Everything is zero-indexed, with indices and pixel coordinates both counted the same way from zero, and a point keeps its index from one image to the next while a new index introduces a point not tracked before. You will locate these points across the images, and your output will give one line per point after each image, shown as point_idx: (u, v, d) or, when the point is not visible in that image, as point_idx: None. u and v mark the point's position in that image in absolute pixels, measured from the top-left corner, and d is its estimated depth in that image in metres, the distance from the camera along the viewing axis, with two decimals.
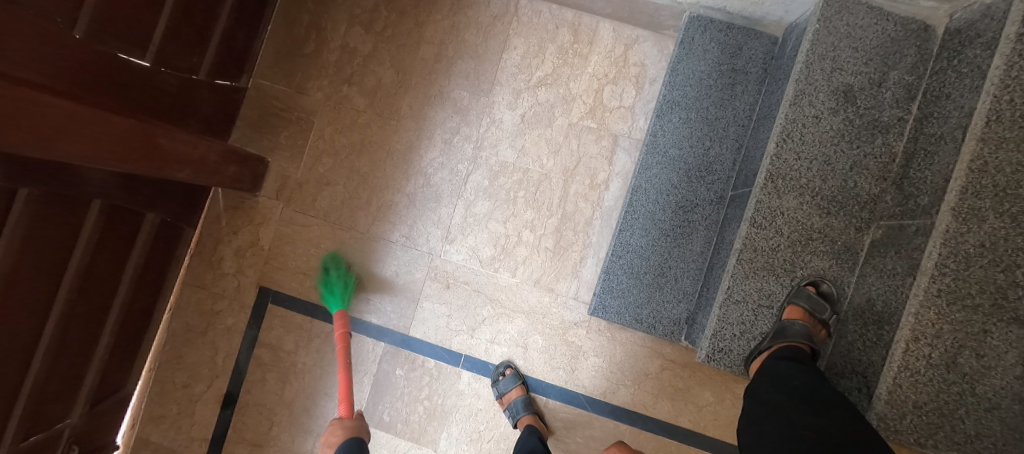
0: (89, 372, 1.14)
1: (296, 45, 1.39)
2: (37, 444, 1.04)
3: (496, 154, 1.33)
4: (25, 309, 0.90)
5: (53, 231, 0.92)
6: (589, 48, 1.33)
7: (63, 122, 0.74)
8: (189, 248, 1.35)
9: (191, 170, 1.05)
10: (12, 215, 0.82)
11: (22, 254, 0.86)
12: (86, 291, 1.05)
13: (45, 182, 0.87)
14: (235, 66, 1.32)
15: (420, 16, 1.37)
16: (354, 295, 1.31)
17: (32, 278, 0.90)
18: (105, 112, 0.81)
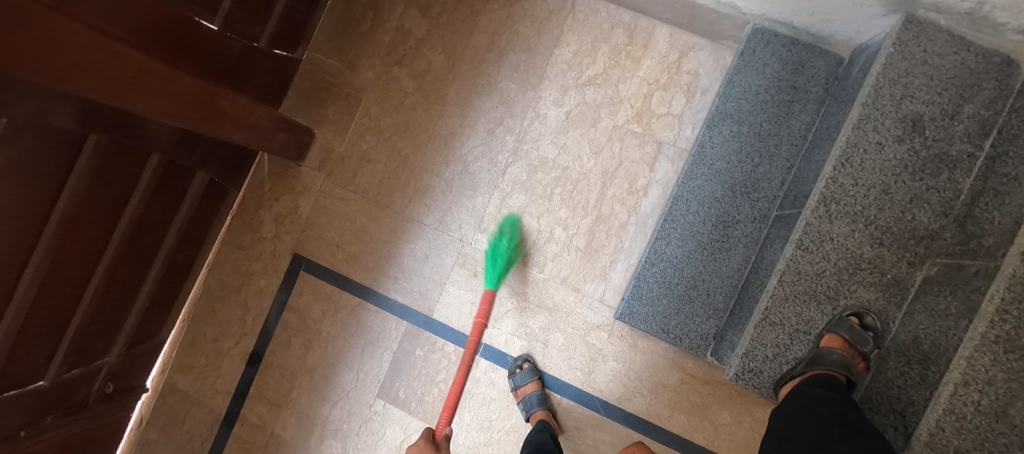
0: (130, 316, 1.19)
1: (352, 23, 1.41)
2: (76, 378, 1.10)
3: (538, 149, 1.32)
4: (80, 248, 0.96)
5: (113, 177, 0.96)
6: (642, 51, 1.31)
7: (142, 77, 0.78)
8: (231, 209, 1.39)
9: (246, 134, 1.10)
10: (82, 158, 0.88)
11: (86, 195, 0.92)
12: (134, 239, 1.09)
13: (112, 131, 0.91)
14: (293, 37, 1.35)
15: (476, 4, 1.38)
16: (383, 272, 1.33)
17: (91, 220, 0.96)
18: (175, 68, 0.84)
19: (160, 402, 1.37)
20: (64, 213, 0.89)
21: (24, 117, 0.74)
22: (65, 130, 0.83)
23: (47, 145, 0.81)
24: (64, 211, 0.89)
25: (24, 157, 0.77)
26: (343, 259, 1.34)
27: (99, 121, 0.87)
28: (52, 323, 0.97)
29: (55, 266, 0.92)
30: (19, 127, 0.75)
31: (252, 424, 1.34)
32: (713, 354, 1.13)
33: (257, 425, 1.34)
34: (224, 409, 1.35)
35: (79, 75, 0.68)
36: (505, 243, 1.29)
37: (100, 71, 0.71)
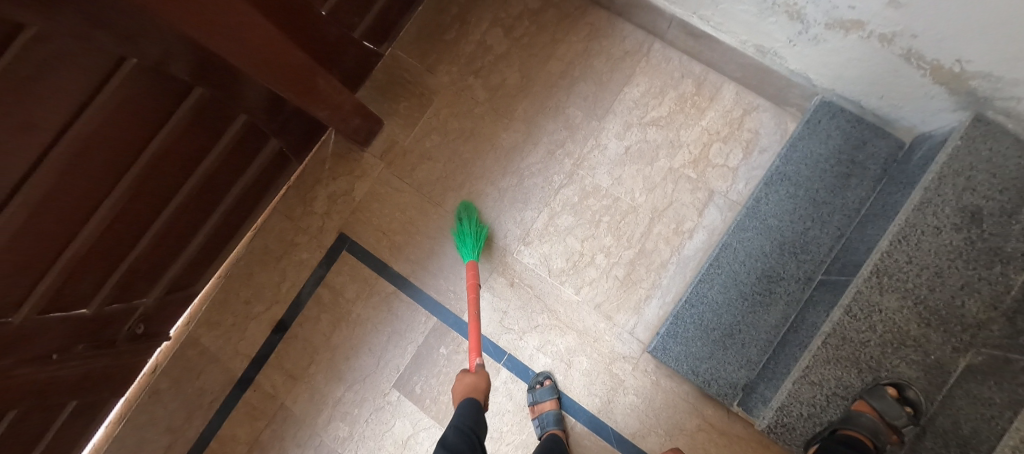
0: (176, 263, 1.23)
1: (439, 30, 1.49)
2: (114, 312, 1.14)
3: (593, 176, 1.37)
4: (156, 188, 1.03)
5: (201, 129, 1.04)
6: (708, 103, 1.37)
7: (259, 43, 0.88)
8: (289, 180, 1.42)
9: (329, 112, 1.19)
10: (182, 109, 0.97)
11: (175, 142, 1.00)
12: (202, 190, 1.15)
13: (216, 88, 1.00)
14: (382, 31, 1.43)
15: (557, 33, 1.46)
16: (423, 266, 1.35)
17: (172, 165, 1.03)
18: (281, 34, 0.91)
19: (178, 354, 1.36)
20: (151, 155, 0.98)
21: (145, 61, 0.84)
22: (176, 78, 0.92)
23: (159, 89, 0.91)
24: (152, 153, 0.97)
25: (132, 95, 0.87)
26: (387, 246, 1.38)
27: (208, 78, 0.96)
28: (112, 250, 1.04)
29: (132, 198, 1.00)
30: (141, 70, 0.85)
31: (264, 393, 1.32)
32: (739, 403, 1.14)
33: (268, 394, 1.32)
34: (239, 373, 1.33)
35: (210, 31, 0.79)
36: (467, 223, 1.31)
37: (209, 20, 0.77)
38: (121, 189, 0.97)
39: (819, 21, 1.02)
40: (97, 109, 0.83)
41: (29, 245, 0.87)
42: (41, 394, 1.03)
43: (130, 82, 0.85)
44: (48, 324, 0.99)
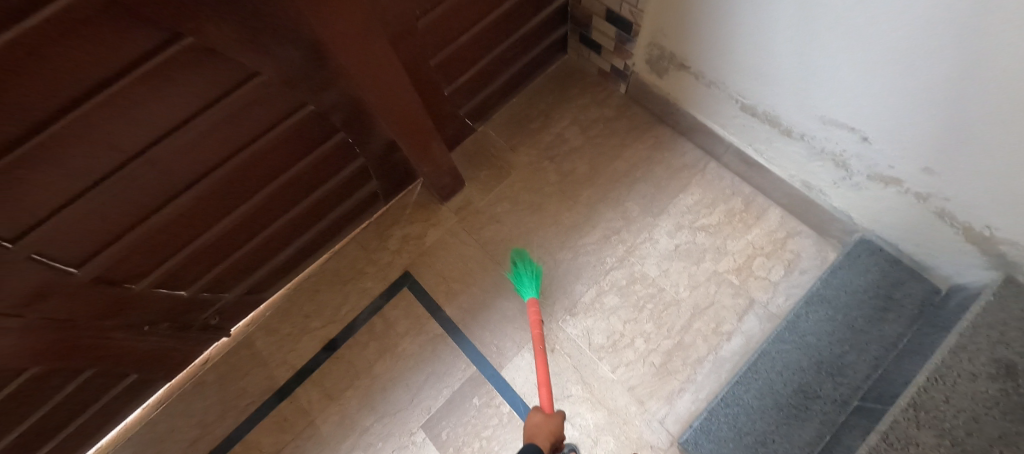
0: (263, 270, 1.39)
1: (525, 119, 1.69)
2: (204, 300, 1.29)
3: (642, 265, 1.46)
4: (281, 202, 1.26)
5: (326, 161, 1.27)
6: (755, 221, 1.48)
7: (402, 102, 1.14)
8: (371, 217, 1.59)
9: (431, 171, 1.41)
10: (324, 146, 1.22)
11: (308, 169, 1.24)
12: (307, 212, 1.36)
13: (353, 136, 1.25)
14: (477, 113, 1.64)
15: (626, 138, 1.62)
16: (473, 316, 1.44)
17: (298, 186, 1.26)
18: (413, 94, 1.15)
19: (233, 351, 1.44)
20: (289, 176, 1.21)
21: (317, 109, 1.08)
22: (331, 124, 1.17)
23: (318, 130, 1.16)
24: (290, 174, 1.21)
25: (297, 131, 1.12)
26: (443, 290, 1.48)
27: (350, 126, 1.20)
28: (228, 245, 1.23)
29: (259, 206, 1.21)
30: (311, 114, 1.10)
31: (298, 406, 1.36)
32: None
33: (301, 408, 1.36)
34: (281, 381, 1.39)
35: (376, 89, 1.05)
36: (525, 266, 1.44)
37: (375, 77, 1.01)
38: (255, 198, 1.18)
39: (863, 172, 1.19)
40: (274, 136, 1.07)
41: (176, 224, 1.06)
42: (120, 354, 1.16)
43: (302, 121, 1.10)
44: (153, 295, 1.15)
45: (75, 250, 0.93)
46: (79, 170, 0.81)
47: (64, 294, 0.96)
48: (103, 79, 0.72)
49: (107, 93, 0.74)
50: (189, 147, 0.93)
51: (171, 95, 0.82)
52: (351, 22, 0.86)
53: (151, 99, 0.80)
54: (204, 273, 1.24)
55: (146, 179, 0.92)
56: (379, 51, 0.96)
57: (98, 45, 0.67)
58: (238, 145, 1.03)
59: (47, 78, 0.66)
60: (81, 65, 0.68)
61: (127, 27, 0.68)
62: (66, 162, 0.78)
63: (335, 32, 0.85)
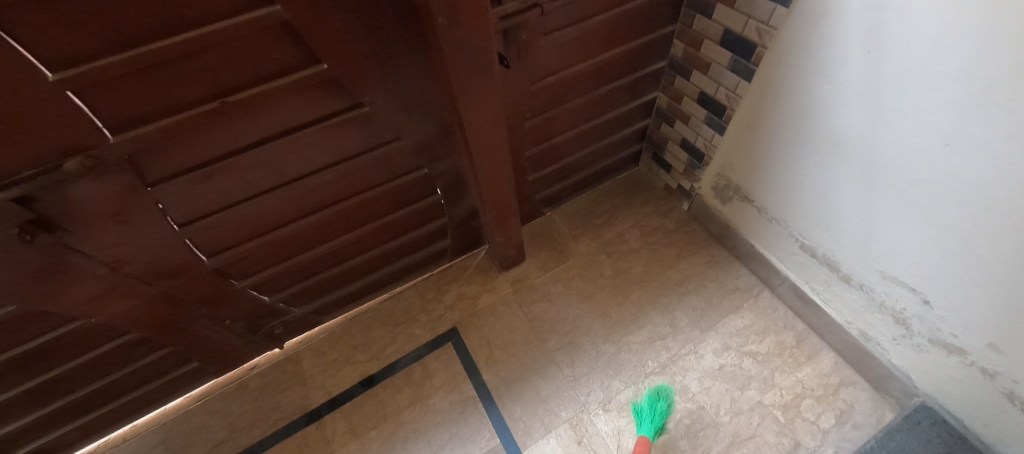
0: (331, 294, 1.52)
1: (590, 213, 1.76)
2: (276, 308, 1.42)
3: (683, 377, 1.41)
4: (373, 242, 1.46)
5: (419, 218, 1.48)
6: (806, 359, 1.43)
7: (499, 170, 1.30)
8: (435, 269, 1.68)
9: (503, 244, 1.53)
10: (423, 203, 1.45)
11: (404, 219, 1.46)
12: (390, 259, 1.55)
13: (447, 199, 1.47)
14: (549, 201, 1.73)
15: (683, 251, 1.65)
16: (508, 388, 1.43)
17: (390, 232, 1.46)
18: (511, 177, 1.35)
19: (280, 365, 1.52)
20: (388, 223, 1.44)
21: (428, 172, 1.37)
22: (433, 186, 1.42)
23: (423, 190, 1.41)
24: (390, 222, 1.43)
25: (408, 188, 1.38)
26: (485, 354, 1.49)
27: (446, 190, 1.44)
28: (317, 265, 1.41)
29: (356, 240, 1.42)
30: (421, 177, 1.37)
31: (322, 435, 1.39)
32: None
33: (324, 438, 1.38)
34: (314, 405, 1.44)
35: (483, 154, 1.23)
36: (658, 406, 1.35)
37: (485, 155, 1.24)
38: (354, 233, 1.40)
39: (923, 333, 1.20)
40: (391, 187, 1.35)
41: (284, 240, 1.29)
42: (193, 331, 1.31)
43: (415, 180, 1.37)
44: (243, 295, 1.33)
45: (215, 243, 1.18)
46: (254, 181, 1.12)
47: (200, 274, 1.21)
48: (302, 123, 1.07)
49: (297, 133, 1.08)
50: (333, 180, 1.24)
51: (337, 138, 1.15)
52: (486, 103, 1.10)
53: (324, 140, 1.13)
54: (288, 284, 1.40)
55: (296, 196, 1.21)
56: (495, 133, 1.20)
57: (298, 107, 1.03)
58: (364, 187, 1.31)
59: (261, 122, 1.01)
60: (284, 118, 1.03)
61: (328, 96, 1.05)
62: (255, 170, 1.09)
63: (472, 109, 1.10)
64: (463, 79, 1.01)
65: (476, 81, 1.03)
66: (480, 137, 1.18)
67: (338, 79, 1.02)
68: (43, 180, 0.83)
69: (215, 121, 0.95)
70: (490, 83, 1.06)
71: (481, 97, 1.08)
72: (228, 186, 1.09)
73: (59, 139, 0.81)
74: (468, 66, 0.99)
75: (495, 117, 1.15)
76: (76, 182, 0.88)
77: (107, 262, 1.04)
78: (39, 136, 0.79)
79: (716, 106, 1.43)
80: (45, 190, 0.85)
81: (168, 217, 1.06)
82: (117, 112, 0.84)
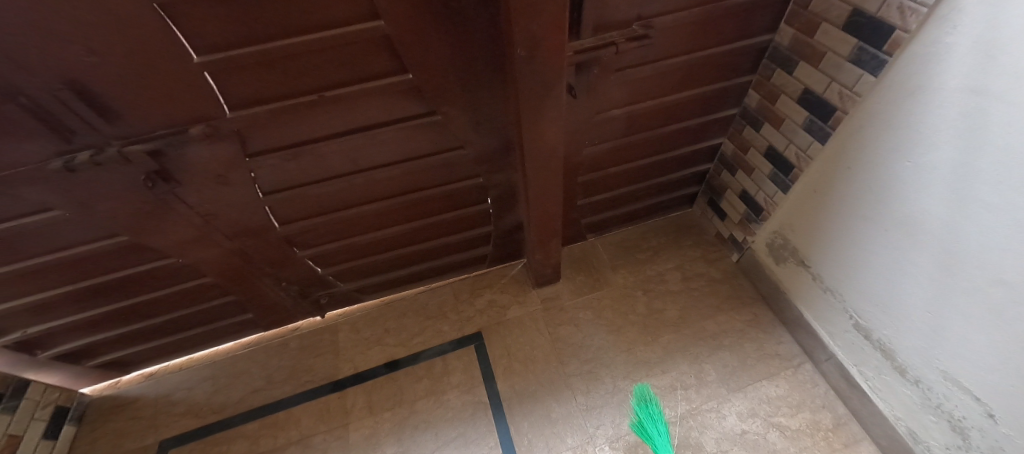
0: (376, 277, 1.63)
1: (635, 247, 1.75)
2: (325, 279, 1.56)
3: (700, 433, 1.36)
4: (421, 236, 1.56)
5: (467, 222, 1.56)
6: (840, 446, 1.32)
7: (549, 194, 1.34)
8: (472, 272, 1.75)
9: (541, 261, 1.56)
10: (473, 209, 1.52)
11: (453, 221, 1.54)
12: (434, 255, 1.63)
13: (496, 209, 1.54)
14: (595, 227, 1.74)
15: (725, 303, 1.59)
16: (520, 402, 1.46)
17: (437, 230, 1.55)
18: (559, 202, 1.38)
19: (319, 332, 1.66)
20: (439, 222, 1.53)
21: (484, 182, 1.44)
22: (484, 195, 1.49)
23: (473, 196, 1.49)
24: (440, 220, 1.52)
25: (461, 192, 1.46)
26: (505, 364, 1.53)
27: (497, 201, 1.51)
28: (369, 249, 1.53)
29: (406, 233, 1.52)
30: (476, 185, 1.45)
31: (343, 405, 1.49)
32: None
33: (344, 408, 1.49)
34: (341, 375, 1.55)
35: (537, 176, 1.28)
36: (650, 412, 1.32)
37: (539, 176, 1.28)
38: (405, 226, 1.50)
39: (982, 449, 1.07)
40: (445, 189, 1.44)
41: (343, 221, 1.41)
42: (254, 284, 1.47)
43: (469, 187, 1.45)
44: (301, 263, 1.47)
45: (286, 213, 1.33)
46: (329, 166, 1.25)
47: (269, 237, 1.36)
48: (376, 122, 1.18)
49: (375, 131, 1.20)
50: (396, 176, 1.35)
51: (408, 139, 1.26)
52: (550, 131, 1.15)
53: (396, 140, 1.24)
54: (340, 261, 1.53)
55: (363, 185, 1.33)
56: (553, 159, 1.24)
57: (381, 107, 1.15)
58: (422, 185, 1.41)
59: (347, 116, 1.14)
60: (368, 116, 1.16)
61: (410, 102, 1.16)
62: (334, 156, 1.23)
63: (534, 133, 1.15)
64: (533, 106, 1.07)
65: (543, 111, 1.09)
66: (536, 160, 1.22)
67: (421, 88, 1.12)
68: (172, 139, 1.01)
69: (311, 110, 1.09)
70: (557, 114, 1.11)
71: (546, 126, 1.13)
72: (308, 167, 1.22)
73: (189, 108, 0.98)
74: (538, 96, 1.05)
75: (555, 143, 1.19)
76: (194, 144, 1.04)
77: (201, 214, 1.22)
78: (176, 103, 0.96)
79: (783, 165, 1.39)
80: (170, 148, 1.03)
81: (257, 185, 1.22)
82: (237, 92, 1.00)
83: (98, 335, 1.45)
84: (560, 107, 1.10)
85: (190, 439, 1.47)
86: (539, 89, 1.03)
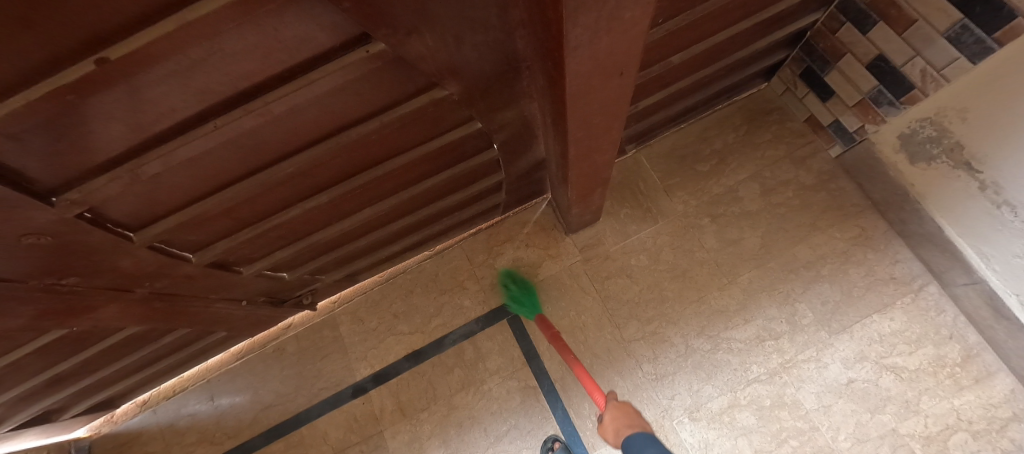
0: (364, 260, 1.29)
1: (694, 157, 1.30)
2: (308, 280, 1.26)
3: (797, 389, 1.13)
4: (411, 205, 1.17)
5: (469, 175, 1.14)
6: (970, 383, 1.08)
7: (600, 139, 0.91)
8: (484, 224, 1.36)
9: (580, 210, 1.19)
10: (474, 160, 1.10)
11: (450, 181, 1.14)
12: (428, 218, 1.24)
13: (507, 154, 1.11)
14: (637, 136, 1.27)
15: (821, 219, 1.22)
16: (575, 380, 1.22)
17: (429, 194, 1.15)
18: (615, 147, 0.96)
19: (318, 328, 1.38)
20: (429, 192, 1.15)
21: (483, 126, 0.99)
22: (487, 140, 1.05)
23: (469, 147, 1.06)
24: (432, 190, 1.14)
25: (450, 145, 1.03)
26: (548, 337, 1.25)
27: (507, 146, 1.07)
28: (352, 235, 1.18)
29: (391, 209, 1.15)
30: (474, 131, 1.01)
31: (370, 411, 1.28)
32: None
33: (372, 415, 1.28)
34: (358, 376, 1.31)
35: (594, 118, 0.83)
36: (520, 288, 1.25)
37: (587, 117, 0.82)
38: (389, 203, 1.12)
39: None
40: (426, 149, 1.00)
41: (290, 224, 1.05)
42: (206, 302, 1.15)
43: (463, 135, 1.01)
44: (258, 277, 1.17)
45: (192, 239, 0.98)
46: (220, 168, 0.83)
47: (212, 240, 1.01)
48: (244, 88, 0.65)
49: (259, 105, 0.68)
50: (348, 150, 0.92)
51: (338, 96, 0.76)
52: (610, 38, 0.63)
53: (309, 105, 0.75)
54: (318, 257, 1.21)
55: (291, 174, 0.91)
56: (624, 88, 0.78)
57: (242, 62, 0.59)
58: (390, 152, 0.98)
59: (181, 92, 0.60)
60: (218, 82, 0.61)
61: (302, 34, 0.59)
62: (241, 145, 0.78)
63: (586, 65, 0.67)
64: (586, 22, 0.57)
65: (609, 29, 0.61)
66: (591, 102, 0.77)
67: (297, 3, 0.53)
68: None
69: (80, 115, 0.57)
70: (637, 23, 0.62)
71: (613, 49, 0.66)
72: (176, 184, 0.82)
73: None
74: (605, 7, 0.56)
75: (623, 69, 0.72)
76: None
77: (49, 283, 0.85)
78: None
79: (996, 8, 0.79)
80: None
81: (108, 224, 0.84)
82: None
83: (51, 398, 1.18)
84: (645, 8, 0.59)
85: None
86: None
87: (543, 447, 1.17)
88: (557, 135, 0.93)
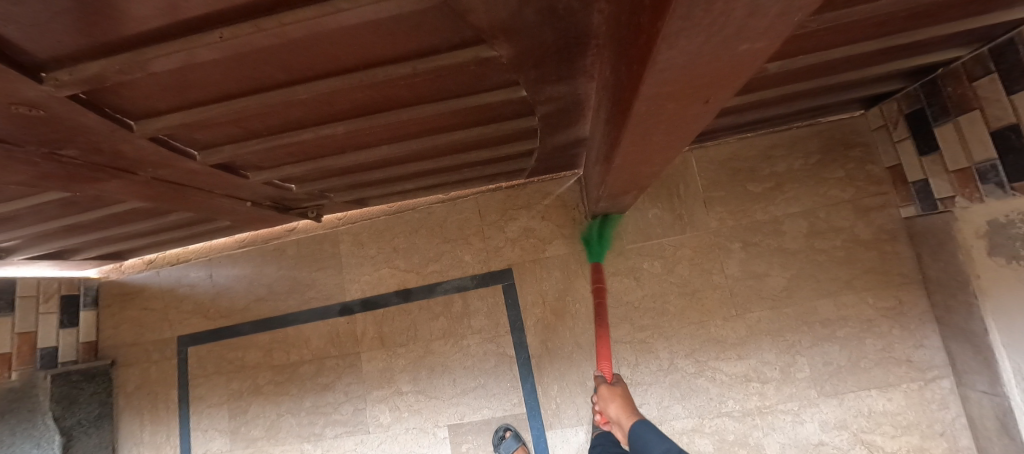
0: (375, 190, 1.24)
1: (748, 173, 1.17)
2: (317, 196, 1.23)
3: (763, 434, 1.12)
4: (430, 153, 1.08)
5: (501, 138, 1.03)
6: None
7: (656, 149, 0.74)
8: (507, 183, 1.27)
9: (607, 202, 1.08)
10: (508, 123, 0.97)
11: (478, 139, 1.03)
12: (448, 167, 1.15)
13: (548, 126, 0.98)
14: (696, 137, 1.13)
15: (857, 279, 1.12)
16: (551, 362, 1.22)
17: (451, 146, 1.05)
18: (669, 160, 0.81)
19: (320, 240, 1.38)
20: (452, 145, 1.05)
21: (527, 96, 0.85)
22: (531, 107, 0.92)
23: (507, 111, 0.93)
24: (455, 144, 1.04)
25: (485, 107, 0.90)
26: (537, 314, 1.24)
27: (549, 119, 0.94)
28: (368, 169, 1.12)
29: (410, 154, 1.06)
30: (516, 97, 0.87)
31: (352, 331, 1.32)
32: None
33: (354, 335, 1.32)
34: (348, 295, 1.34)
35: (656, 133, 0.67)
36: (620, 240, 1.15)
37: (650, 130, 0.65)
38: (409, 147, 1.03)
39: None
40: (456, 105, 0.87)
41: (297, 147, 0.98)
42: (213, 195, 1.10)
43: (504, 99, 0.88)
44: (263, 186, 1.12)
45: (197, 142, 0.90)
46: (209, 84, 0.70)
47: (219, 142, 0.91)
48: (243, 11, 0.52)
49: (268, 26, 0.53)
50: (366, 89, 0.79)
51: (355, 36, 0.62)
52: (709, 68, 0.44)
53: (315, 37, 0.60)
54: (328, 179, 1.15)
55: (303, 104, 0.81)
56: (701, 114, 0.59)
57: None
58: (417, 101, 0.86)
59: (162, 14, 0.49)
60: (208, 9, 0.50)
61: None
62: (238, 67, 0.66)
63: (665, 84, 0.49)
64: (687, 47, 0.39)
65: (714, 59, 0.42)
66: (658, 119, 0.60)
67: None
68: None
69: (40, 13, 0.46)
70: (755, 57, 0.42)
71: (711, 77, 0.47)
72: (162, 87, 0.68)
73: None
74: (724, 33, 0.37)
75: (710, 97, 0.53)
76: None
77: (48, 152, 0.77)
78: None
79: None
80: None
81: (108, 109, 0.71)
82: None
83: (63, 242, 1.22)
84: (772, 44, 0.40)
85: (206, 340, 1.41)
86: (735, 16, 0.34)
87: (495, 435, 1.21)
88: (609, 130, 0.77)
